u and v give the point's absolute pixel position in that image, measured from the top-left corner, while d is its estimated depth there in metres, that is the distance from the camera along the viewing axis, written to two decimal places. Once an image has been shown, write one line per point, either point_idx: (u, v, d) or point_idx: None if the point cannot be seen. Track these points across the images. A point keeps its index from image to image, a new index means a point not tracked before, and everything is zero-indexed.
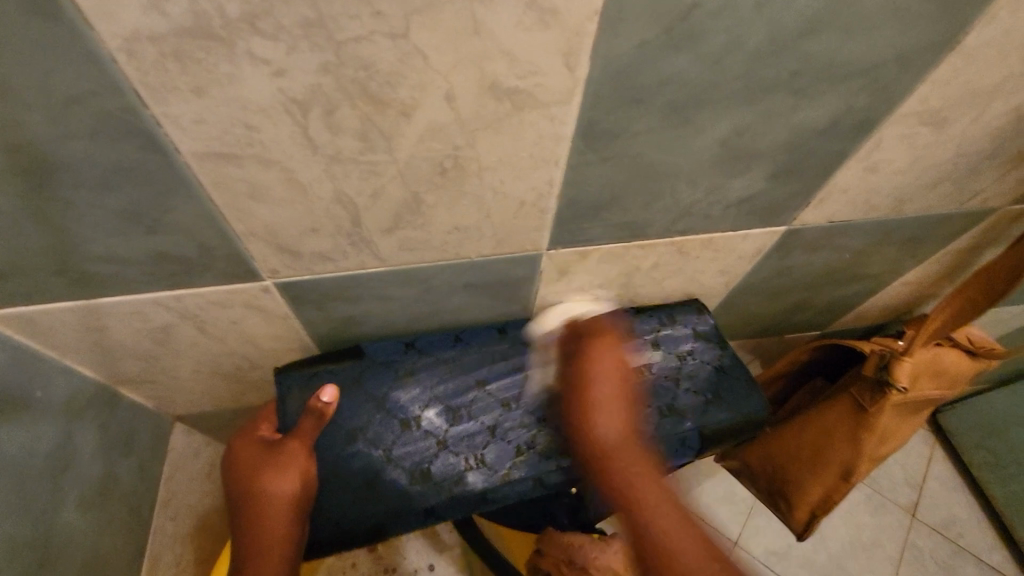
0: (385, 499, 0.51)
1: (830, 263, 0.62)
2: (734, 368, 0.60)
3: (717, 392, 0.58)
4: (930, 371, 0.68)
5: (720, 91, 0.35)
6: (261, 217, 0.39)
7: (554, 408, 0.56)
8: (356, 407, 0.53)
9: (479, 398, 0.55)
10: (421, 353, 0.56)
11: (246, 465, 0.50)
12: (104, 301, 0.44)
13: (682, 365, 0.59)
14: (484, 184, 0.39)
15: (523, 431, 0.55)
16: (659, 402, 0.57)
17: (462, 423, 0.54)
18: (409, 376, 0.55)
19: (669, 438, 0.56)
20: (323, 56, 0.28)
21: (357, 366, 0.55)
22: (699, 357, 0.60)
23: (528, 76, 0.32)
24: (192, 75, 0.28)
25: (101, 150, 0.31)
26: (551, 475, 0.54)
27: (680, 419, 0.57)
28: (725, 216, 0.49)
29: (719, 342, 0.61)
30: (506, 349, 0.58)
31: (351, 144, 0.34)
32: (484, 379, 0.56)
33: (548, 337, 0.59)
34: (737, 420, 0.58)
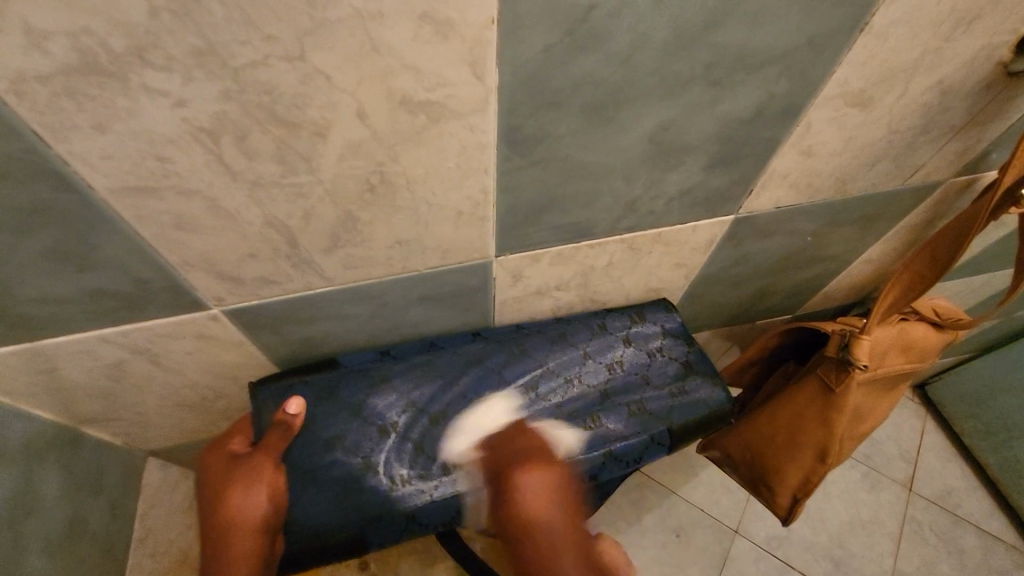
0: (365, 505, 0.49)
1: (786, 248, 0.62)
2: (701, 364, 0.59)
3: (686, 387, 0.58)
4: (898, 346, 0.68)
5: (638, 87, 0.36)
6: (195, 247, 0.39)
7: (528, 410, 0.55)
8: (331, 415, 0.53)
9: (454, 401, 0.55)
10: (395, 361, 0.56)
11: (215, 481, 0.49)
12: (49, 342, 0.44)
13: (651, 363, 0.59)
14: (417, 197, 0.39)
15: (498, 433, 0.54)
16: (630, 398, 0.56)
17: (437, 427, 0.53)
18: (384, 383, 0.55)
19: (641, 434, 0.54)
20: (222, 84, 0.28)
21: (332, 376, 0.55)
22: (667, 354, 0.60)
23: (437, 88, 0.32)
24: (90, 111, 0.28)
25: (12, 193, 0.31)
26: None
27: (652, 417, 0.56)
28: (669, 209, 0.49)
29: (686, 339, 0.61)
30: (476, 353, 0.57)
31: (271, 168, 0.34)
32: (456, 383, 0.55)
33: (519, 338, 0.58)
34: (707, 414, 0.57)
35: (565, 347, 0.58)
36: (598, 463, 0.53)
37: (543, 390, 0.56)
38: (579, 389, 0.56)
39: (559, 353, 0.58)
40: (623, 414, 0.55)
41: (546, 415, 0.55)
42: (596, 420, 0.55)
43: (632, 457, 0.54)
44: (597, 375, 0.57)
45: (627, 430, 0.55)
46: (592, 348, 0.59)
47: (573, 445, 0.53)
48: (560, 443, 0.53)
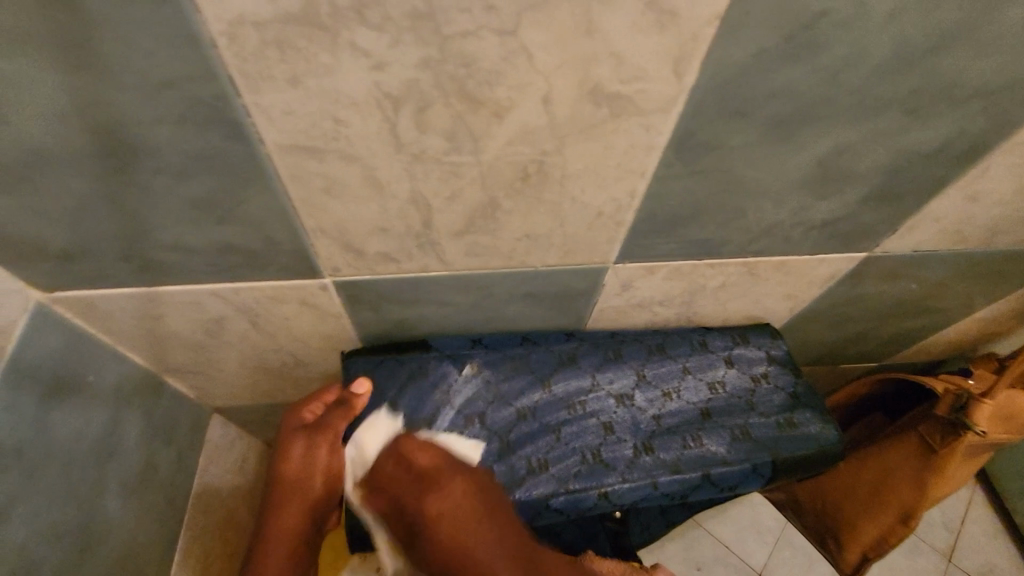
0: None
1: (902, 295, 0.58)
2: (810, 398, 0.55)
3: (793, 419, 0.54)
4: (1000, 417, 0.64)
5: (830, 106, 0.33)
6: (333, 213, 0.37)
7: (623, 418, 0.53)
8: (418, 397, 0.52)
9: (545, 401, 0.53)
10: (487, 350, 0.54)
11: (280, 446, 0.50)
12: (165, 289, 0.44)
13: (755, 389, 0.55)
14: (565, 192, 0.38)
15: (593, 437, 0.51)
16: (732, 423, 0.53)
17: (524, 424, 0.52)
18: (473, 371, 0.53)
19: (744, 462, 0.51)
20: (426, 51, 0.27)
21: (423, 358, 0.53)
22: (773, 382, 0.56)
23: (632, 81, 0.30)
24: (291, 64, 0.27)
25: (187, 138, 0.30)
26: (616, 488, 0.49)
27: (757, 446, 0.52)
28: (805, 239, 0.46)
29: (793, 370, 0.57)
30: (573, 352, 0.55)
31: (438, 143, 0.32)
32: (550, 382, 0.54)
33: (617, 345, 0.56)
34: (816, 452, 0.52)
35: (663, 361, 0.56)
36: (693, 484, 0.50)
37: (640, 401, 0.54)
38: (677, 405, 0.54)
39: (656, 365, 0.55)
40: (725, 437, 0.52)
41: (643, 426, 0.53)
42: (695, 441, 0.52)
43: (730, 484, 0.51)
44: (697, 393, 0.55)
45: (730, 455, 0.51)
46: (693, 366, 0.56)
47: (670, 462, 0.51)
48: (656, 457, 0.51)
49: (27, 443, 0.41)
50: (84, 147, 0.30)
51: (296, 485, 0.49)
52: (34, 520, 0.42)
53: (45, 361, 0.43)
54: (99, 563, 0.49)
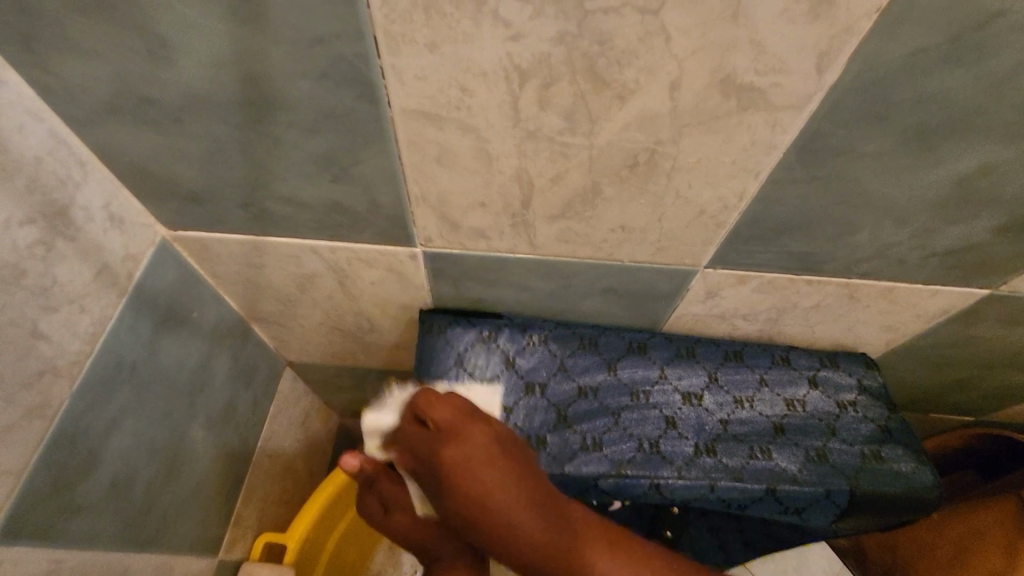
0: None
1: (1020, 344, 0.53)
2: (899, 435, 0.51)
3: (879, 452, 0.50)
4: None
5: (985, 119, 0.30)
6: (439, 183, 0.39)
7: (688, 417, 0.51)
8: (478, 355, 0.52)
9: (608, 382, 0.52)
10: (557, 326, 0.54)
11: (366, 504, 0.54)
12: (270, 240, 0.47)
13: (838, 415, 0.52)
14: (670, 185, 0.37)
15: (653, 427, 0.50)
16: (808, 443, 0.50)
17: (585, 401, 0.51)
18: (540, 342, 0.53)
19: (815, 484, 0.48)
20: (565, 25, 0.27)
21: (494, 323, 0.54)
22: (860, 412, 0.52)
23: (769, 74, 0.29)
24: (434, 29, 0.28)
25: (323, 94, 0.32)
26: (671, 481, 0.47)
27: (832, 471, 0.49)
28: (921, 266, 0.43)
29: (884, 404, 0.53)
30: (645, 343, 0.54)
31: (554, 122, 0.33)
32: (617, 366, 0.52)
33: (692, 347, 0.54)
34: (901, 491, 0.48)
35: (739, 367, 0.53)
36: (755, 496, 0.48)
37: (709, 404, 0.51)
38: (748, 414, 0.51)
39: (731, 371, 0.53)
40: (798, 456, 0.49)
41: (708, 427, 0.50)
42: (764, 453, 0.49)
43: (796, 504, 0.48)
44: (773, 407, 0.52)
45: (800, 473, 0.48)
46: (771, 378, 0.53)
47: (734, 468, 0.48)
48: (718, 460, 0.48)
49: (140, 363, 0.46)
50: (232, 95, 0.33)
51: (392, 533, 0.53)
52: (137, 433, 0.46)
53: (162, 292, 0.47)
54: (181, 485, 0.53)
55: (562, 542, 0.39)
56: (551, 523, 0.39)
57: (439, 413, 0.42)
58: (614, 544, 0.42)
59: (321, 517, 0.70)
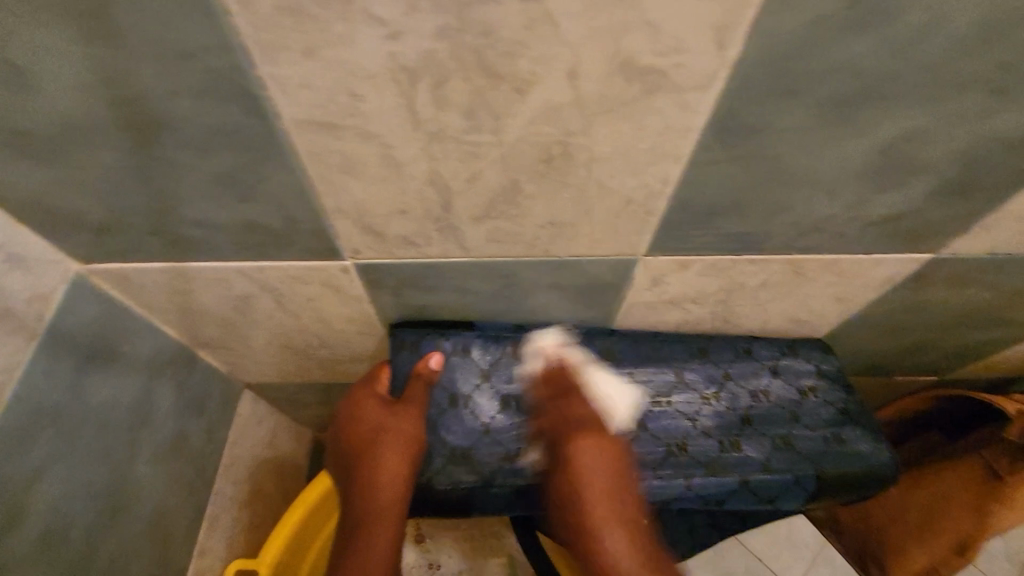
0: (476, 471, 0.51)
1: (970, 304, 0.53)
2: (863, 416, 0.53)
3: (842, 435, 0.52)
4: None
5: (898, 85, 0.29)
6: (352, 193, 0.37)
7: (661, 416, 0.53)
8: (455, 372, 0.53)
9: (582, 390, 0.53)
10: (529, 335, 0.54)
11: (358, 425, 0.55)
12: (192, 265, 0.45)
13: (801, 402, 0.54)
14: (591, 176, 0.35)
15: (629, 431, 0.52)
16: (774, 431, 0.52)
17: (561, 410, 0.53)
18: (513, 355, 0.54)
19: (785, 472, 0.50)
20: (443, 19, 0.25)
21: (466, 335, 0.54)
22: (822, 396, 0.54)
23: (668, 54, 0.27)
24: (304, 33, 0.26)
25: (206, 111, 0.30)
26: (649, 484, 0.50)
27: (800, 458, 0.51)
28: (860, 237, 0.42)
29: (845, 386, 0.55)
30: (614, 345, 0.55)
31: (456, 121, 0.31)
32: (589, 372, 0.54)
33: (659, 342, 0.55)
34: (864, 470, 0.51)
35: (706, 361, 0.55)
36: (728, 488, 0.50)
37: (679, 401, 0.53)
38: (717, 407, 0.53)
39: (699, 365, 0.54)
40: (765, 444, 0.51)
41: (680, 423, 0.53)
42: (733, 444, 0.51)
43: (768, 493, 0.50)
44: (740, 398, 0.53)
45: (768, 461, 0.51)
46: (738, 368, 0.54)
47: (709, 464, 0.50)
48: (692, 457, 0.51)
49: (62, 407, 0.43)
50: (108, 119, 0.30)
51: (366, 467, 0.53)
52: (67, 479, 0.44)
53: (83, 330, 0.45)
54: (129, 525, 0.51)
55: (608, 514, 0.50)
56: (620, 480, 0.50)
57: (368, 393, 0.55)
58: (628, 497, 0.50)
59: (293, 538, 0.69)
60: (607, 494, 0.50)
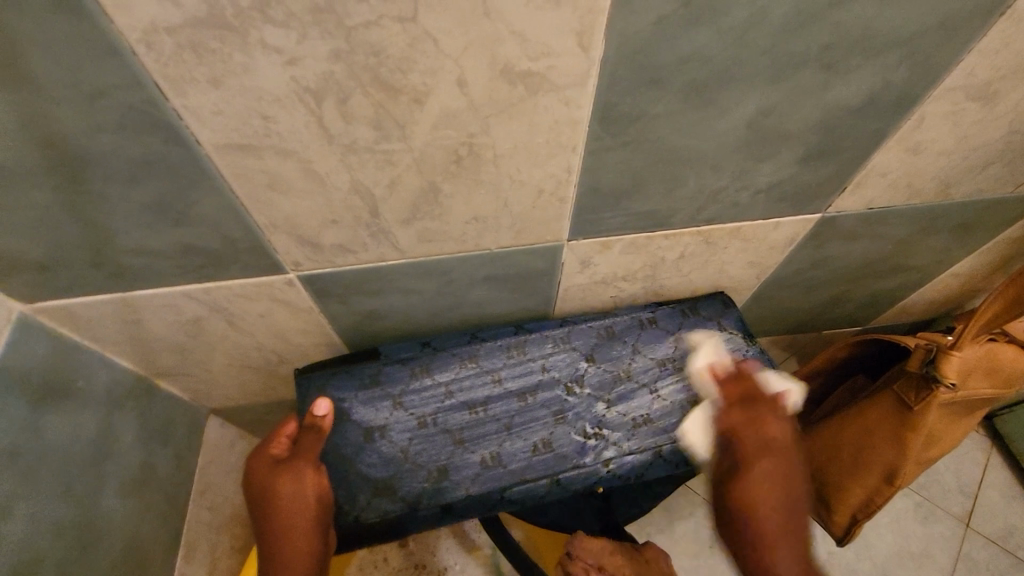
0: (403, 496, 0.52)
1: (869, 254, 0.59)
2: (764, 363, 0.57)
3: None
4: (973, 407, 0.62)
5: (744, 68, 0.34)
6: (283, 208, 0.39)
7: (574, 406, 0.56)
8: (368, 404, 0.55)
9: (494, 396, 0.56)
10: (436, 352, 0.57)
11: (263, 487, 0.47)
12: (138, 293, 0.47)
13: (703, 361, 0.57)
14: (500, 172, 0.39)
15: (543, 428, 0.55)
16: (681, 398, 0.56)
17: (477, 421, 0.55)
18: (423, 373, 0.56)
19: (692, 436, 0.55)
20: (334, 44, 0.28)
21: (375, 365, 0.56)
22: (724, 350, 0.57)
23: (540, 58, 0.31)
24: (209, 65, 0.28)
25: (128, 144, 0.32)
26: (567, 473, 0.53)
27: None
28: (754, 203, 0.47)
29: (746, 334, 0.58)
30: (521, 342, 0.57)
31: (366, 133, 0.34)
32: (500, 376, 0.56)
33: (565, 334, 0.58)
34: None
35: (610, 344, 0.58)
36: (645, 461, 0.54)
37: (591, 385, 0.56)
38: (624, 386, 0.56)
39: (604, 348, 0.57)
40: (674, 413, 0.55)
41: (591, 413, 0.56)
42: (643, 420, 0.55)
43: (682, 458, 0.55)
44: (646, 374, 0.57)
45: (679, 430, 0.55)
46: (641, 344, 0.58)
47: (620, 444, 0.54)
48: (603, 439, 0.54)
49: (19, 445, 0.44)
50: (36, 161, 0.32)
51: (292, 519, 0.47)
52: (31, 516, 0.45)
53: (33, 369, 0.46)
54: (100, 558, 0.52)
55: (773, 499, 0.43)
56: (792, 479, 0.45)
57: (264, 460, 0.49)
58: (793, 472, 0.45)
59: None
60: (529, 491, 0.53)
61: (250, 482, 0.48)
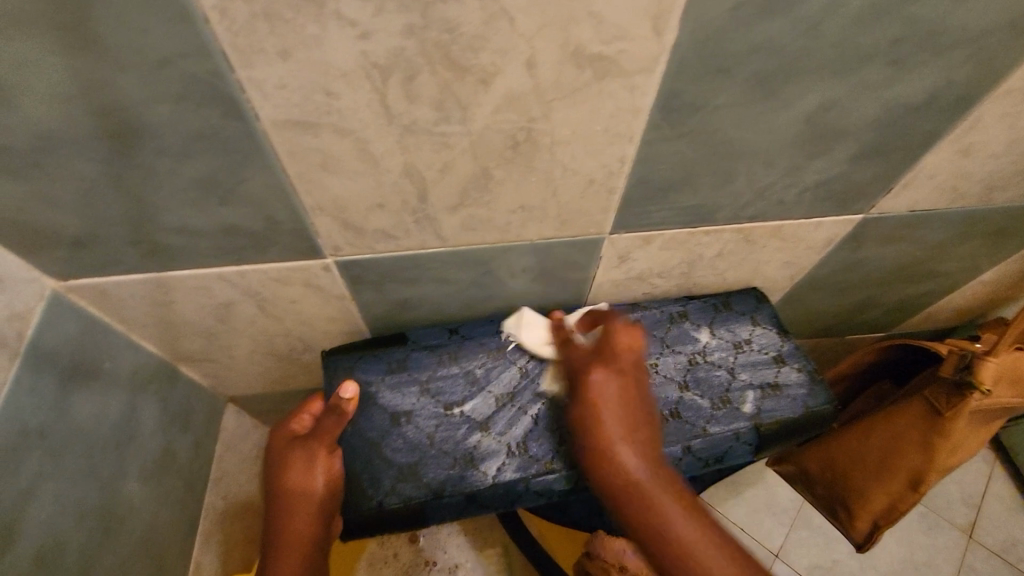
0: (427, 483, 0.50)
1: (901, 260, 0.59)
2: (798, 357, 0.55)
3: (779, 381, 0.54)
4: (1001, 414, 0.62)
5: (812, 60, 0.33)
6: (332, 190, 0.39)
7: None
8: (395, 389, 0.54)
9: (521, 385, 0.55)
10: (465, 340, 0.56)
11: (279, 458, 0.48)
12: (173, 274, 0.46)
13: (738, 355, 0.55)
14: (554, 160, 0.38)
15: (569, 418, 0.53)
16: (713, 392, 0.53)
17: (503, 410, 0.54)
18: (451, 360, 0.55)
19: (725, 431, 0.52)
20: (410, 18, 0.28)
21: (402, 351, 0.56)
22: (757, 344, 0.56)
23: (613, 41, 0.30)
24: (280, 36, 0.28)
25: (185, 116, 0.32)
26: None
27: (738, 413, 0.52)
28: (799, 201, 0.46)
29: (778, 328, 0.57)
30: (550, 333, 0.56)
31: (427, 114, 0.33)
32: (527, 366, 0.55)
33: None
34: (801, 414, 0.53)
35: (641, 336, 0.56)
36: (676, 457, 0.50)
37: None
38: (655, 378, 0.54)
39: None
40: (705, 408, 0.53)
41: None
42: (674, 414, 0.52)
43: (714, 454, 0.52)
44: (676, 365, 0.55)
45: (711, 424, 0.52)
46: (670, 337, 0.56)
47: None
48: None
49: (49, 425, 0.43)
50: (90, 131, 0.32)
51: (295, 495, 0.47)
52: (57, 498, 0.44)
53: (62, 348, 0.45)
54: (121, 543, 0.51)
55: (614, 428, 0.43)
56: (631, 432, 0.43)
57: (289, 432, 0.50)
58: (636, 430, 0.43)
59: None
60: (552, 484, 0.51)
61: (272, 451, 0.49)
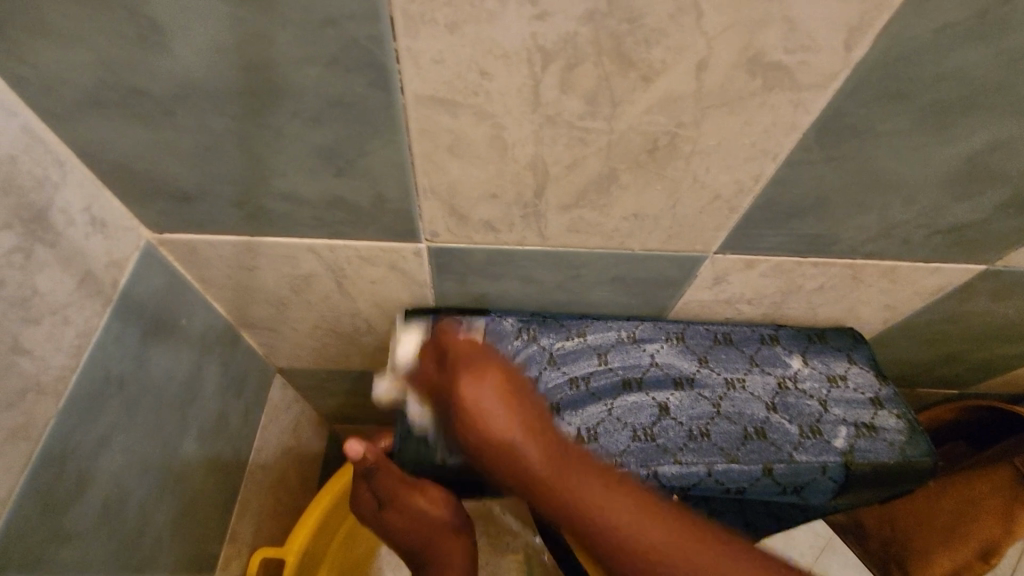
0: None
1: (1006, 317, 0.55)
2: (897, 405, 0.52)
3: (874, 422, 0.50)
4: None
5: (999, 96, 0.31)
6: (451, 173, 0.37)
7: (683, 401, 0.50)
8: None
9: (599, 372, 0.51)
10: (546, 320, 0.54)
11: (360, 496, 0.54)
12: (264, 240, 0.45)
13: (832, 389, 0.52)
14: (688, 170, 0.36)
15: (648, 414, 0.49)
16: (803, 419, 0.50)
17: (578, 393, 0.50)
18: (530, 337, 0.52)
19: (812, 459, 0.48)
20: (594, 3, 0.26)
21: (483, 317, 0.53)
22: (853, 383, 0.53)
23: (798, 52, 0.28)
24: (455, 7, 0.26)
25: (331, 81, 0.30)
26: (665, 468, 0.47)
27: (827, 445, 0.49)
28: (924, 244, 0.44)
29: (876, 373, 0.54)
30: (636, 333, 0.54)
31: (575, 106, 0.32)
32: (608, 355, 0.52)
33: (680, 330, 0.54)
34: (895, 463, 0.48)
35: (730, 350, 0.54)
36: (754, 476, 0.47)
37: (704, 383, 0.51)
38: (741, 394, 0.51)
39: (721, 352, 0.53)
40: (792, 433, 0.49)
41: (700, 413, 0.50)
42: (759, 433, 0.49)
43: (796, 482, 0.48)
44: (764, 386, 0.52)
45: (797, 450, 0.48)
46: (761, 358, 0.53)
47: (731, 451, 0.48)
48: (712, 442, 0.48)
49: (128, 376, 0.43)
50: (231, 85, 0.31)
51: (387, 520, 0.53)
52: (125, 450, 0.43)
53: (148, 301, 0.44)
54: (173, 502, 0.50)
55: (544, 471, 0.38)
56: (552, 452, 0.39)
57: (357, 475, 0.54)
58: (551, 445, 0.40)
59: (314, 533, 0.66)
60: None
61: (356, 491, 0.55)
